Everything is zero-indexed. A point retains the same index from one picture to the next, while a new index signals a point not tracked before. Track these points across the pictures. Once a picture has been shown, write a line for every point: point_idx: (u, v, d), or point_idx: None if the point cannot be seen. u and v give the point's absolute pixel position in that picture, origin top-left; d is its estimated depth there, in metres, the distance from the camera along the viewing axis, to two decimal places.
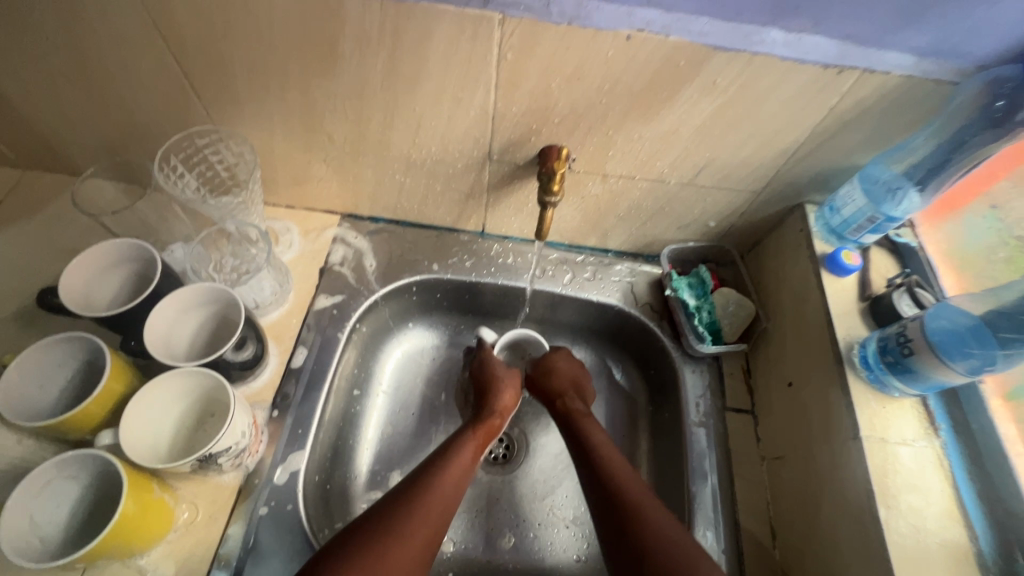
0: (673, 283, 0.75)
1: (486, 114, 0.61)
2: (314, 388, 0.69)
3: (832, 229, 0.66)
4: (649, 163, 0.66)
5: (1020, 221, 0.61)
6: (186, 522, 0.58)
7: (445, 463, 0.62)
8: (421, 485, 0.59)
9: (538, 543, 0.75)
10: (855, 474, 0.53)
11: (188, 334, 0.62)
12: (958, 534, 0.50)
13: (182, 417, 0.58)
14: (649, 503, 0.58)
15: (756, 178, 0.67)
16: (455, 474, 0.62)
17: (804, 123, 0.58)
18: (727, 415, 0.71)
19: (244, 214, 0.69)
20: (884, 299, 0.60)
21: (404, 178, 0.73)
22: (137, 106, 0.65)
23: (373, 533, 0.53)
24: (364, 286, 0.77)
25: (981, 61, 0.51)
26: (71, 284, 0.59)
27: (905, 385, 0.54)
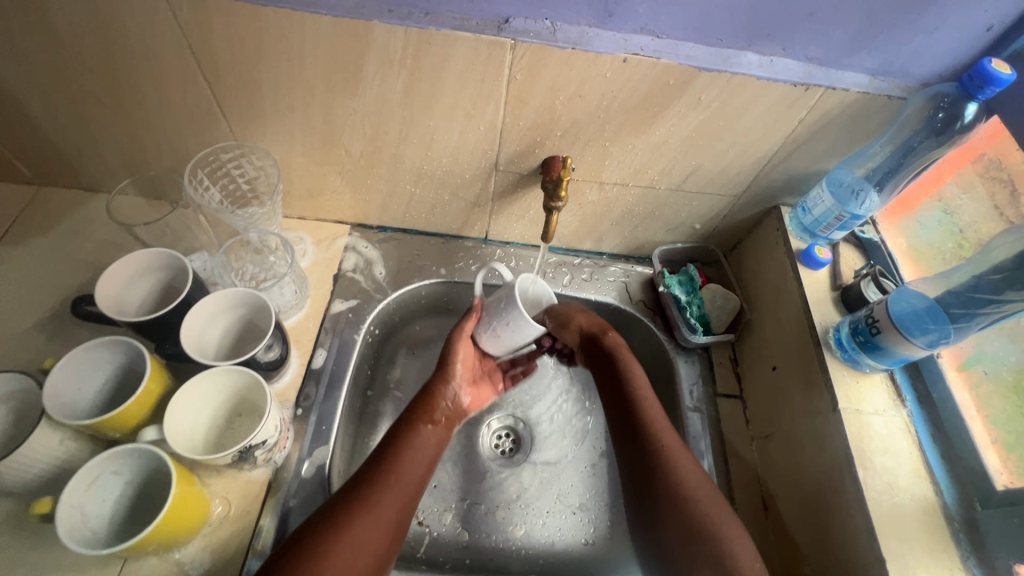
0: (665, 280, 0.82)
1: (495, 128, 0.67)
2: (335, 387, 0.72)
3: (804, 227, 0.74)
4: (641, 172, 0.72)
5: (966, 217, 0.68)
6: (220, 516, 0.61)
7: (396, 456, 0.63)
8: (369, 482, 0.59)
9: (548, 529, 0.79)
10: (836, 442, 0.60)
11: (216, 337, 0.66)
12: (927, 490, 0.57)
13: (214, 416, 0.61)
14: (677, 456, 0.63)
15: (736, 184, 0.74)
16: (410, 463, 0.63)
17: (778, 133, 0.66)
18: (718, 400, 0.77)
19: (266, 223, 0.73)
20: (853, 288, 0.68)
21: (415, 188, 0.78)
22: (163, 123, 0.68)
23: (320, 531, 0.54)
24: (376, 291, 0.82)
25: (923, 79, 0.59)
26: (104, 292, 0.62)
27: (875, 362, 0.61)
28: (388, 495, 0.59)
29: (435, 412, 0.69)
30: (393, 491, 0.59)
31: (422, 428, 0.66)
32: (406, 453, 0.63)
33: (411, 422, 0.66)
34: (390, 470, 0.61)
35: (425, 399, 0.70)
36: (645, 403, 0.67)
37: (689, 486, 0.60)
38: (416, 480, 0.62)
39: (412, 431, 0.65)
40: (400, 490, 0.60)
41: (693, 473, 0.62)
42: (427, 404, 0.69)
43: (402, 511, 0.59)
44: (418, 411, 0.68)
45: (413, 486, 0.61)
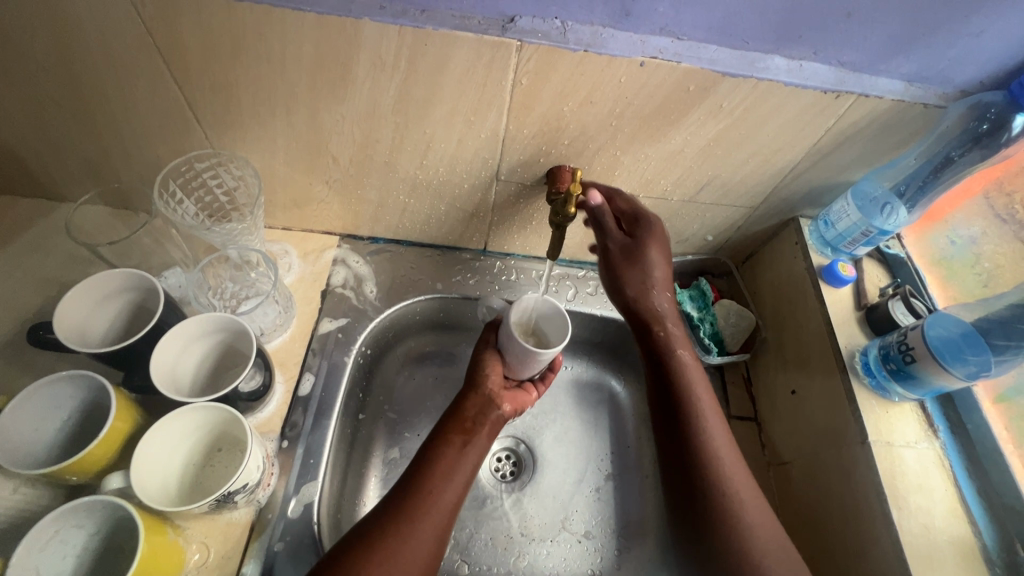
0: (676, 296, 0.77)
1: (497, 136, 0.61)
2: (324, 415, 0.67)
3: (826, 242, 0.70)
4: (652, 182, 0.67)
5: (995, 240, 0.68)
6: (197, 565, 0.55)
7: (436, 471, 0.57)
8: (410, 496, 0.55)
9: (552, 561, 0.73)
10: (866, 477, 0.56)
11: (192, 366, 0.60)
12: (963, 530, 0.53)
13: (190, 453, 0.56)
14: (717, 446, 0.58)
15: (754, 195, 0.69)
16: (451, 476, 0.57)
17: (803, 142, 0.61)
18: (732, 424, 0.72)
19: (246, 239, 0.67)
20: (880, 308, 0.64)
21: (409, 199, 0.73)
22: (130, 128, 0.62)
23: (358, 552, 0.50)
24: (368, 308, 0.76)
25: (962, 87, 0.55)
26: (66, 318, 0.56)
27: (906, 390, 0.58)
28: (427, 516, 0.54)
29: (466, 421, 0.63)
30: (430, 511, 0.54)
31: (456, 439, 0.61)
32: (443, 469, 0.58)
33: (449, 433, 0.61)
34: (425, 490, 0.55)
35: (458, 408, 0.64)
36: (691, 387, 0.61)
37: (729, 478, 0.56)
38: (456, 499, 0.57)
39: (451, 443, 0.60)
40: (435, 511, 0.54)
41: (736, 469, 0.57)
42: (467, 411, 0.64)
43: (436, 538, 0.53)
44: (451, 423, 0.63)
45: (450, 508, 0.56)
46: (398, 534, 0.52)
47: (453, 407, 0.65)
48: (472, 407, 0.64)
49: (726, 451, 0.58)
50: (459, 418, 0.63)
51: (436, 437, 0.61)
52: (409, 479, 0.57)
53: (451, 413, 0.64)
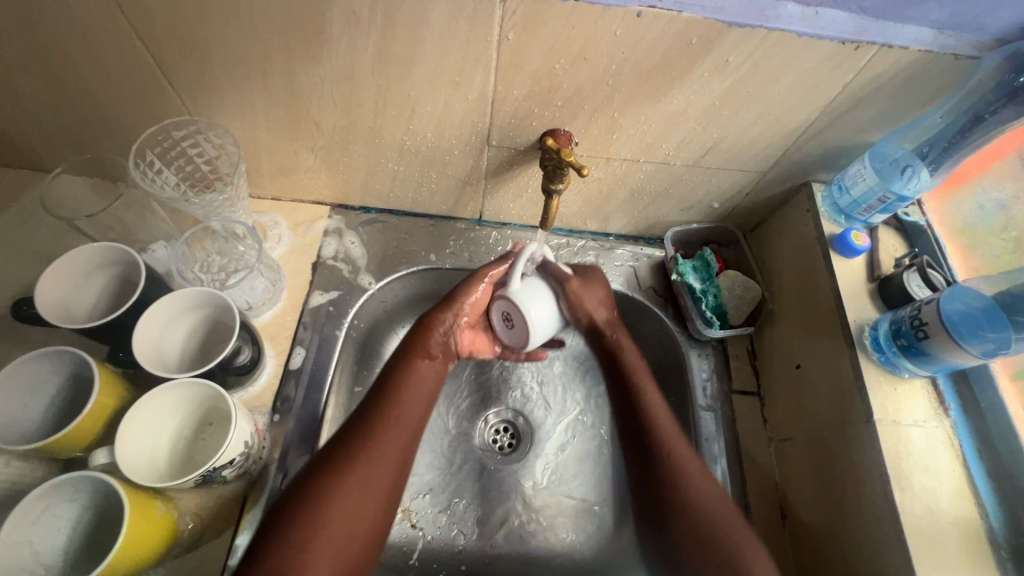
0: (678, 267, 0.74)
1: (485, 98, 0.58)
2: (316, 388, 0.66)
3: (840, 209, 0.65)
4: (654, 146, 0.63)
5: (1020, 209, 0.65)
6: (192, 535, 0.56)
7: (397, 388, 0.58)
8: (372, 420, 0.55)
9: (547, 531, 0.72)
10: (869, 456, 0.54)
11: (178, 342, 0.60)
12: (970, 512, 0.51)
13: (180, 428, 0.56)
14: (696, 471, 0.57)
15: (764, 158, 0.65)
16: (411, 398, 0.58)
17: (818, 101, 0.56)
18: (734, 398, 0.70)
19: (229, 210, 0.65)
20: (894, 280, 0.60)
21: (398, 166, 0.69)
22: (104, 95, 0.59)
23: (324, 478, 0.50)
24: (359, 280, 0.74)
25: (999, 35, 0.49)
26: (48, 294, 0.56)
27: (917, 367, 0.55)
28: (385, 447, 0.53)
29: (429, 348, 0.62)
30: (386, 435, 0.54)
31: (418, 362, 0.61)
32: (395, 405, 0.56)
33: (403, 364, 0.60)
34: (374, 430, 0.54)
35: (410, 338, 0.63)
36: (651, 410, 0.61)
37: (704, 497, 0.55)
38: (402, 429, 0.55)
39: (397, 380, 0.59)
40: (384, 452, 0.53)
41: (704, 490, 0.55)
42: (417, 338, 0.62)
43: (389, 478, 0.53)
44: (399, 361, 0.60)
45: (399, 445, 0.55)
46: (357, 469, 0.51)
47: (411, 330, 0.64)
48: (437, 340, 0.63)
49: (694, 471, 0.57)
50: (415, 345, 0.62)
51: (391, 367, 0.60)
52: (353, 426, 0.54)
53: (406, 341, 0.62)
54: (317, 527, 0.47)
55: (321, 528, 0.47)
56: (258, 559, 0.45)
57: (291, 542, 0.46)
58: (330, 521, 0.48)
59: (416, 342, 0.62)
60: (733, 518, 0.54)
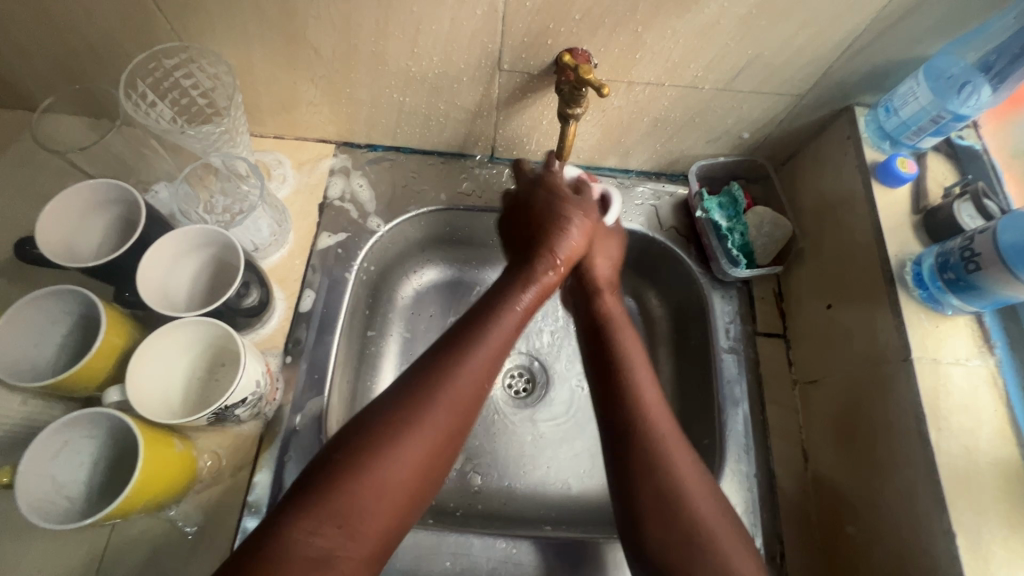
0: (703, 203, 0.70)
1: (495, 13, 0.52)
2: (327, 331, 0.65)
3: (885, 134, 0.60)
4: (681, 66, 0.58)
5: None
6: (211, 472, 0.57)
7: (495, 312, 0.53)
8: (465, 343, 0.50)
9: (564, 473, 0.72)
10: (903, 395, 0.51)
11: (185, 280, 0.58)
12: (1010, 453, 0.48)
13: (192, 368, 0.55)
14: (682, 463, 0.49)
15: (803, 78, 0.59)
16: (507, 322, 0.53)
17: (871, 6, 0.50)
18: (758, 340, 0.67)
19: (229, 145, 0.63)
20: (942, 210, 0.55)
21: (404, 96, 0.65)
22: (88, 21, 0.55)
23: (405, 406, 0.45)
24: (367, 222, 0.72)
25: None
26: (48, 233, 0.54)
27: (963, 302, 0.51)
28: (479, 371, 0.49)
29: (540, 284, 0.57)
30: (484, 359, 0.50)
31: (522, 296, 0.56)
32: (486, 348, 0.50)
33: (508, 300, 0.55)
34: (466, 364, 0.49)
35: (521, 267, 0.59)
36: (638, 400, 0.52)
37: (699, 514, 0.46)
38: (490, 365, 0.50)
39: (494, 318, 0.53)
40: (467, 395, 0.48)
41: (714, 515, 0.46)
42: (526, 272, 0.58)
43: (463, 419, 0.47)
44: (496, 301, 0.55)
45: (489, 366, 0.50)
46: (450, 391, 0.47)
47: (523, 257, 0.60)
48: (596, 271, 0.65)
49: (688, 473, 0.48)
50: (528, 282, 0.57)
51: (495, 295, 0.55)
52: (437, 357, 0.49)
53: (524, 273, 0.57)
54: (379, 472, 0.42)
55: (392, 468, 0.43)
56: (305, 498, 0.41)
57: (350, 487, 0.41)
58: (399, 462, 0.43)
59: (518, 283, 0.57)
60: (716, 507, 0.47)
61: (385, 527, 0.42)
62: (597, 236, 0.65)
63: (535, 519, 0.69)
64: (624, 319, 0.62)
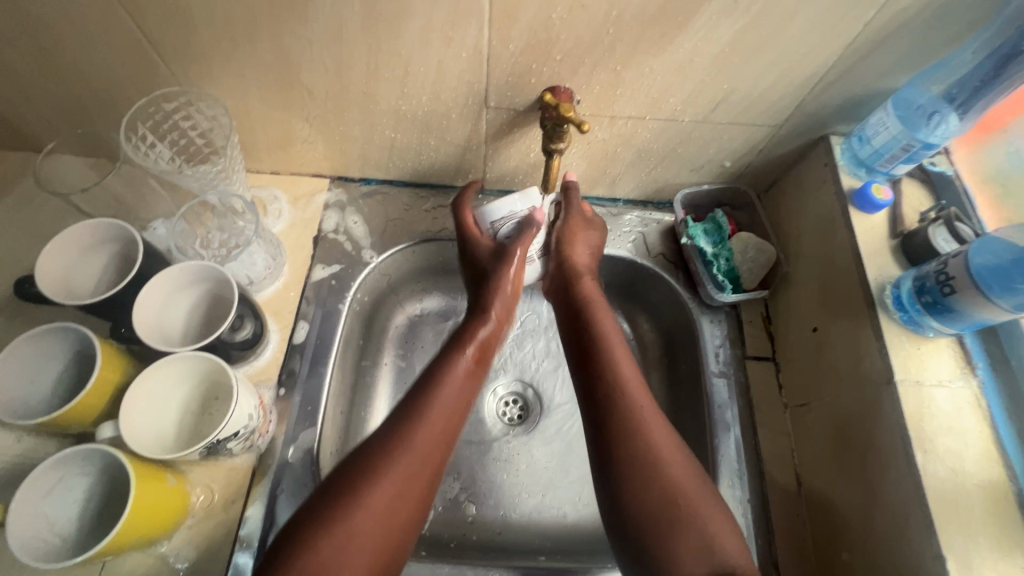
0: (689, 230, 0.71)
1: (480, 55, 0.55)
2: (320, 362, 0.66)
3: (860, 161, 0.62)
4: (660, 101, 0.60)
5: None
6: (203, 506, 0.57)
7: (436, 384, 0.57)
8: (411, 414, 0.53)
9: (559, 502, 0.72)
10: (889, 419, 0.52)
11: (181, 316, 0.59)
12: (997, 474, 0.49)
13: (185, 402, 0.55)
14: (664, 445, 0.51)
15: (778, 110, 0.61)
16: (451, 395, 0.56)
17: (836, 43, 0.52)
18: (748, 364, 0.68)
19: (225, 183, 0.65)
20: (919, 235, 0.57)
21: (395, 134, 0.67)
22: (93, 69, 0.58)
23: (354, 480, 0.48)
24: (361, 254, 0.73)
25: None
26: (48, 272, 0.55)
27: (943, 325, 0.52)
28: (429, 443, 0.52)
29: (476, 346, 0.61)
30: (426, 434, 0.52)
31: (460, 362, 0.59)
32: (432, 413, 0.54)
33: (447, 363, 0.58)
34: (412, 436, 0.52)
35: (462, 332, 0.63)
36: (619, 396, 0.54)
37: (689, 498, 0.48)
38: (438, 437, 0.53)
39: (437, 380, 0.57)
40: (420, 454, 0.51)
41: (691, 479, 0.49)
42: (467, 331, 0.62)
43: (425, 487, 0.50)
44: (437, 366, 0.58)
45: (435, 445, 0.52)
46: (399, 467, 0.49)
47: (463, 321, 0.64)
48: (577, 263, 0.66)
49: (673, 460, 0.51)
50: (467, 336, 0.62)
51: (435, 365, 0.59)
52: (388, 431, 0.52)
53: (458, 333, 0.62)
54: (343, 534, 0.45)
55: (356, 528, 0.45)
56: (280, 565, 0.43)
57: (320, 550, 0.44)
58: (360, 523, 0.46)
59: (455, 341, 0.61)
60: (697, 485, 0.49)
61: None
62: (577, 228, 0.67)
63: (530, 549, 0.68)
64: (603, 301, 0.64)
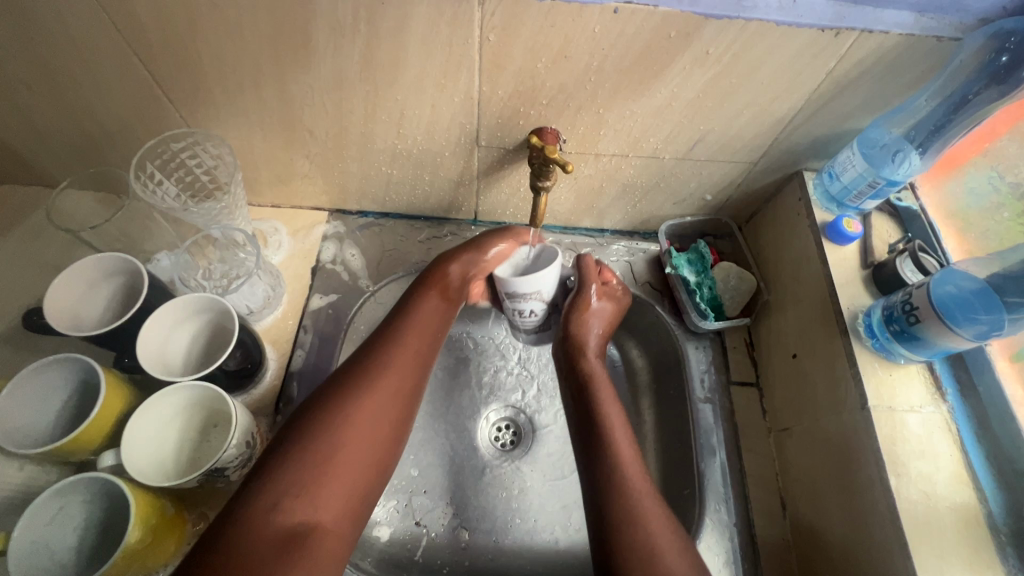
0: (673, 260, 0.74)
1: (471, 99, 0.59)
2: (317, 390, 0.68)
3: (832, 196, 0.65)
4: (641, 140, 0.63)
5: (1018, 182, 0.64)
6: (199, 533, 0.58)
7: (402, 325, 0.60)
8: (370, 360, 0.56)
9: (551, 527, 0.73)
10: (864, 444, 0.54)
11: (182, 346, 0.62)
12: (968, 496, 0.51)
13: (185, 430, 0.57)
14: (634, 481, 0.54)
15: (753, 148, 0.65)
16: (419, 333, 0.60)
17: (802, 89, 0.56)
18: (732, 390, 0.70)
19: (228, 218, 0.68)
20: (886, 266, 0.60)
21: (391, 169, 0.71)
22: (106, 111, 0.61)
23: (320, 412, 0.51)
24: (358, 283, 0.76)
25: (982, 15, 0.49)
26: (56, 303, 0.58)
27: (911, 352, 0.55)
28: (391, 374, 0.55)
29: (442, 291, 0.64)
30: (391, 376, 0.55)
31: (429, 302, 0.63)
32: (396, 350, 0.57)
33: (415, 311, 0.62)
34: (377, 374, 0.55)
35: (419, 288, 0.64)
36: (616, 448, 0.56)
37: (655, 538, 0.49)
38: (405, 382, 0.56)
39: (388, 358, 0.57)
40: (381, 396, 0.54)
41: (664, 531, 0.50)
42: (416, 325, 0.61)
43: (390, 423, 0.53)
44: (386, 351, 0.57)
45: (400, 379, 0.56)
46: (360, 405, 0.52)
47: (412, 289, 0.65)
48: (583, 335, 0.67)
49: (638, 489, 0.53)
50: (414, 315, 0.61)
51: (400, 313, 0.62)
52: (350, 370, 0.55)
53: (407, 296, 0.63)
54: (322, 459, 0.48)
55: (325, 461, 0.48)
56: (236, 533, 0.43)
57: (293, 472, 0.47)
58: (338, 451, 0.49)
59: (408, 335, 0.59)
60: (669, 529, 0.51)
61: (343, 499, 0.48)
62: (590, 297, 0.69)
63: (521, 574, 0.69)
64: (605, 377, 0.64)
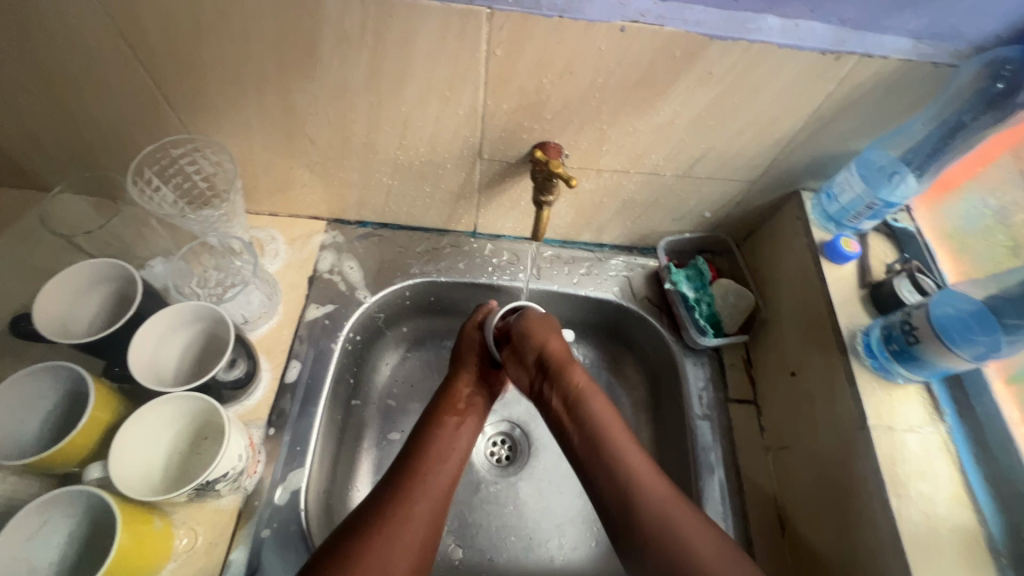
0: (672, 276, 0.75)
1: (475, 113, 0.59)
2: (311, 401, 0.66)
3: (829, 217, 0.66)
4: (643, 157, 0.64)
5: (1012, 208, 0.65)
6: (186, 549, 0.56)
7: (430, 438, 0.60)
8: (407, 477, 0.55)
9: (547, 544, 0.72)
10: (865, 464, 0.53)
11: (175, 355, 0.60)
12: (967, 518, 0.51)
13: (174, 443, 0.56)
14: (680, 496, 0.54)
15: (753, 167, 0.65)
16: (443, 449, 0.60)
17: (802, 111, 0.57)
18: (730, 407, 0.70)
19: (226, 226, 0.67)
20: (885, 286, 0.61)
21: (392, 180, 0.70)
22: (105, 116, 0.61)
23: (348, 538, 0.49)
24: (355, 293, 0.75)
25: (977, 43, 0.50)
26: (45, 309, 0.56)
27: (910, 372, 0.55)
28: (424, 497, 0.54)
29: (454, 409, 0.64)
30: (422, 494, 0.54)
31: (446, 423, 0.63)
32: (426, 465, 0.57)
33: (436, 428, 0.62)
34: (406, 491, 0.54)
35: (434, 405, 0.65)
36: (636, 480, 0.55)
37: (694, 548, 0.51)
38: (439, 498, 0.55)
39: (419, 480, 0.56)
40: (413, 523, 0.52)
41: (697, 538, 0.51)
42: (435, 449, 0.59)
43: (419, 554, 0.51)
44: (411, 473, 0.56)
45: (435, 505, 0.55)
46: (388, 524, 0.51)
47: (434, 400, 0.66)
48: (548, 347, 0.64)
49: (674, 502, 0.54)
50: (443, 428, 0.62)
51: (423, 427, 0.62)
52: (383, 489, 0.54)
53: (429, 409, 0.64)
54: None
55: None
56: None
57: None
58: None
59: (427, 461, 0.58)
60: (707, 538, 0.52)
61: None
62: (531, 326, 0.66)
63: None
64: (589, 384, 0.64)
